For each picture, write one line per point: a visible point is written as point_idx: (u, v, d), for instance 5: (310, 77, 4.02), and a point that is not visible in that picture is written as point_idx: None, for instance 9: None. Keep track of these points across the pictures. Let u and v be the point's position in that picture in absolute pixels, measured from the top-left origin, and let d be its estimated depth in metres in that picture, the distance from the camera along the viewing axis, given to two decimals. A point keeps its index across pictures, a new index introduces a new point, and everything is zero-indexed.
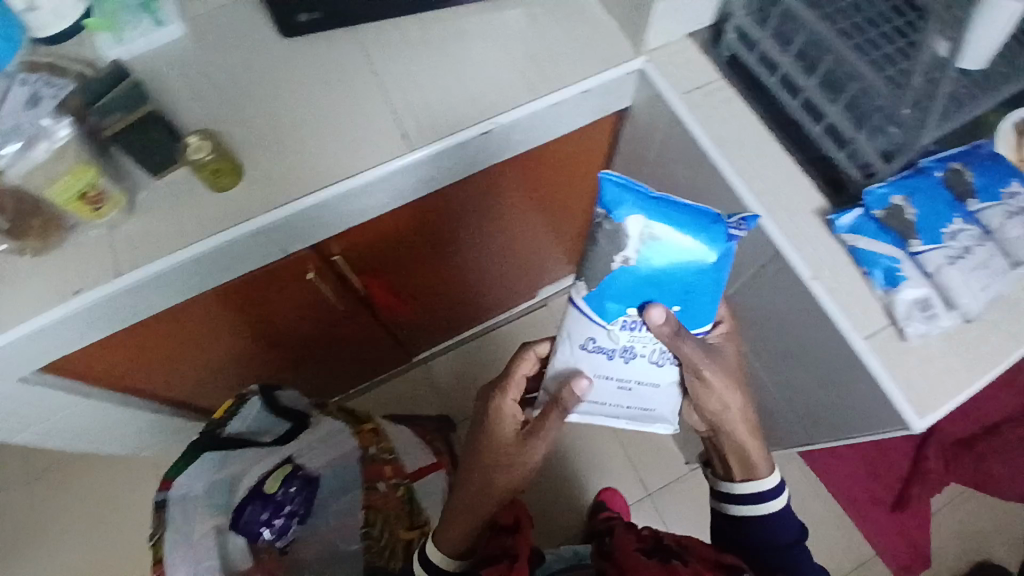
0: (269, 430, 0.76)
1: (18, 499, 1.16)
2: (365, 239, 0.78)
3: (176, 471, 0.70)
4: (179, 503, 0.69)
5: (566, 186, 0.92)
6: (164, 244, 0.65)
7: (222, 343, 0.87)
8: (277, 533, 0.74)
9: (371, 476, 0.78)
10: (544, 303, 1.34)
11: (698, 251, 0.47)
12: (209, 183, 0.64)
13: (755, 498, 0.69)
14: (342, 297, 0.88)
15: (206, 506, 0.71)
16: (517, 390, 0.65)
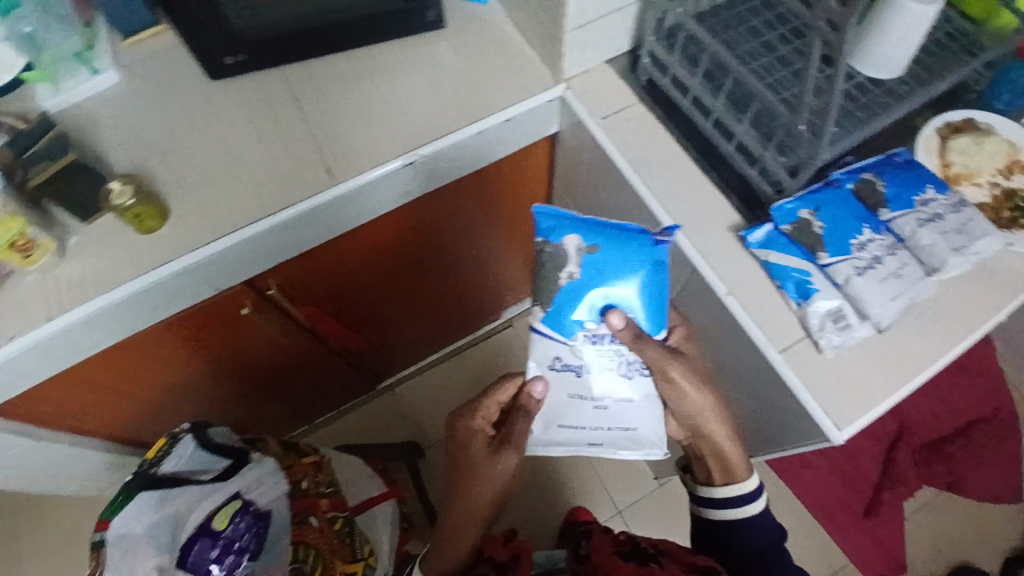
0: (208, 469, 0.72)
1: None
2: (302, 272, 0.79)
3: (112, 512, 0.68)
4: (116, 545, 0.67)
5: (508, 209, 0.93)
6: (96, 284, 0.66)
7: (172, 381, 0.87)
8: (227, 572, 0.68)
9: (301, 511, 0.73)
10: (510, 323, 1.35)
11: (631, 259, 0.54)
12: (135, 226, 0.66)
13: (733, 501, 0.66)
14: (289, 330, 0.89)
15: (149, 546, 0.67)
16: (487, 412, 0.66)
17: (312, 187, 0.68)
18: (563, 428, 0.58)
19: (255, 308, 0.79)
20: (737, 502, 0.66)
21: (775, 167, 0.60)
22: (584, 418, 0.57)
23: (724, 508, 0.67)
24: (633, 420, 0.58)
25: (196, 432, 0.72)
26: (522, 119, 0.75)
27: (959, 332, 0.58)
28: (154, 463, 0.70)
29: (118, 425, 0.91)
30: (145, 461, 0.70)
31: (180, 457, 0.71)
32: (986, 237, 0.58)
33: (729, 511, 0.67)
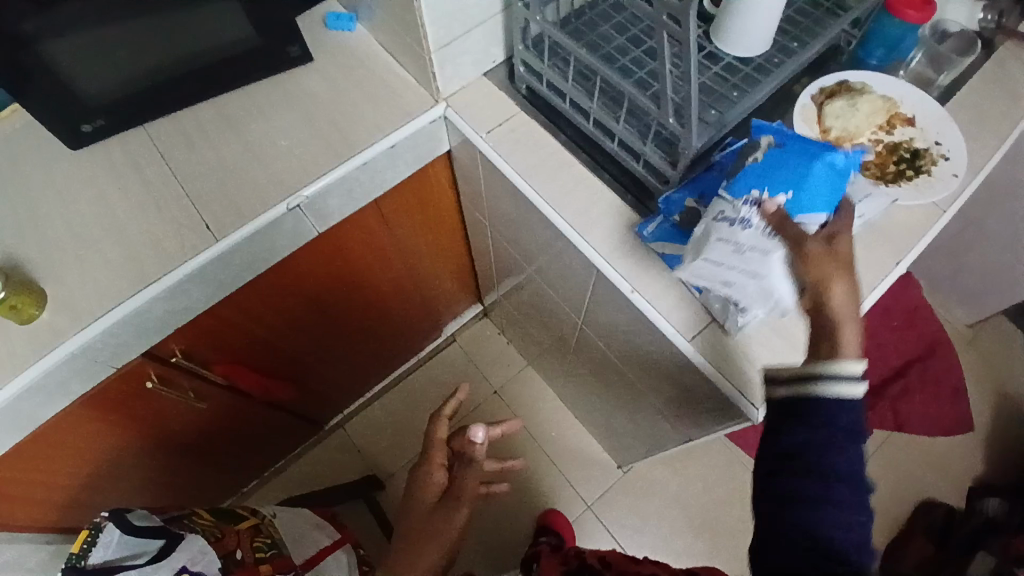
0: (140, 550, 0.65)
1: None
2: (204, 333, 0.77)
3: None
4: None
5: (419, 232, 0.93)
6: None
7: (97, 465, 0.84)
8: None
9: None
10: (453, 338, 1.34)
11: (819, 149, 0.50)
12: (15, 318, 0.63)
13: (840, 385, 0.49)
14: (208, 390, 0.87)
15: None
16: (441, 453, 0.73)
17: (194, 246, 0.67)
18: (704, 262, 0.53)
19: (163, 375, 0.77)
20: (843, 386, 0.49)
21: (656, 161, 0.61)
22: (722, 258, 0.52)
23: (822, 388, 0.49)
24: (773, 274, 0.51)
25: (118, 516, 0.65)
26: (406, 144, 0.74)
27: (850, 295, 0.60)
28: (80, 558, 0.62)
29: (53, 518, 0.87)
30: (68, 557, 0.62)
31: (108, 545, 0.64)
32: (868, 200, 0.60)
33: (833, 390, 0.49)
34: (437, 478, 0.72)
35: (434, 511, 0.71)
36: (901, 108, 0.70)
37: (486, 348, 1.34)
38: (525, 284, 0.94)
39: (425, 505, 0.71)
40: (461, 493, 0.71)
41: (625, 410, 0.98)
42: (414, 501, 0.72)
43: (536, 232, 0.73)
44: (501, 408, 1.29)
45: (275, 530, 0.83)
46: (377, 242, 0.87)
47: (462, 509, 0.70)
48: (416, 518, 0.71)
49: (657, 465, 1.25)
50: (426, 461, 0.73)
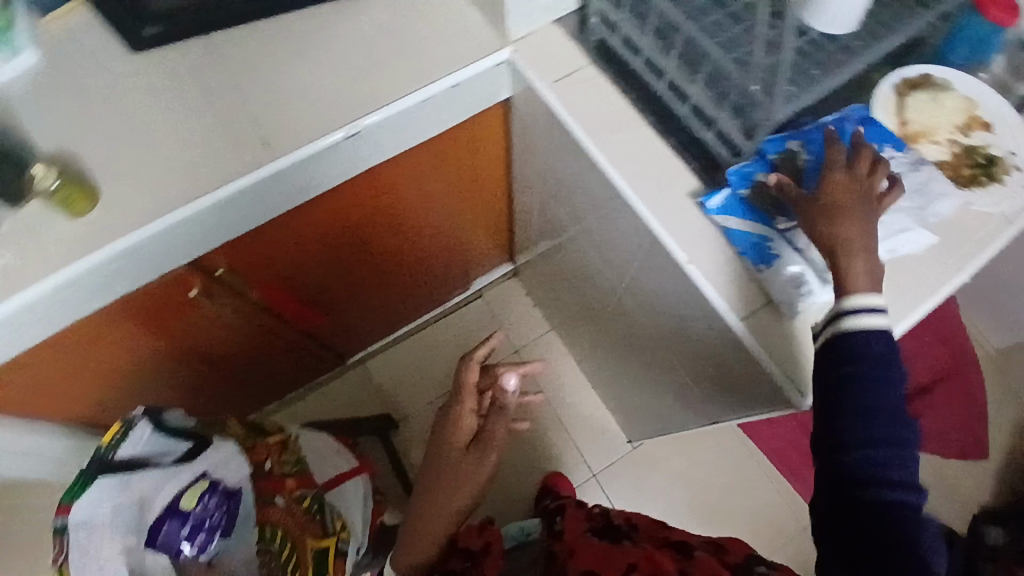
0: (166, 450, 0.71)
1: None
2: (249, 250, 0.78)
3: (72, 496, 0.65)
4: (80, 529, 0.65)
5: (466, 179, 0.92)
6: (30, 270, 0.64)
7: (125, 367, 0.86)
8: (198, 548, 0.73)
9: (267, 492, 0.79)
10: (480, 295, 1.35)
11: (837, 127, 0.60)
12: (64, 211, 0.65)
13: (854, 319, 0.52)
14: (244, 309, 0.89)
15: (113, 529, 0.67)
16: (472, 399, 0.72)
17: (248, 162, 0.67)
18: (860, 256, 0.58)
19: (202, 291, 0.79)
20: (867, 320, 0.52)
21: (730, 128, 0.61)
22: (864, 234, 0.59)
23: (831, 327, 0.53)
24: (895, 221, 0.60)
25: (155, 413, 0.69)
26: (464, 89, 0.73)
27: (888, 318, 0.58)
28: (109, 451, 0.67)
29: (80, 414, 0.90)
30: (99, 447, 0.67)
31: (136, 442, 0.68)
32: (907, 233, 0.59)
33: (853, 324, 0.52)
34: (467, 423, 0.72)
35: (465, 456, 0.72)
36: (982, 112, 0.67)
37: (511, 308, 1.34)
38: (566, 247, 0.93)
39: (453, 451, 0.72)
40: (491, 440, 0.72)
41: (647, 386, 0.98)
42: (444, 444, 0.73)
43: (589, 194, 0.72)
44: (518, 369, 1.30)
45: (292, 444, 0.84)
46: (426, 184, 0.86)
47: (491, 456, 0.72)
48: (445, 462, 0.72)
49: (667, 445, 1.26)
50: (458, 405, 0.72)
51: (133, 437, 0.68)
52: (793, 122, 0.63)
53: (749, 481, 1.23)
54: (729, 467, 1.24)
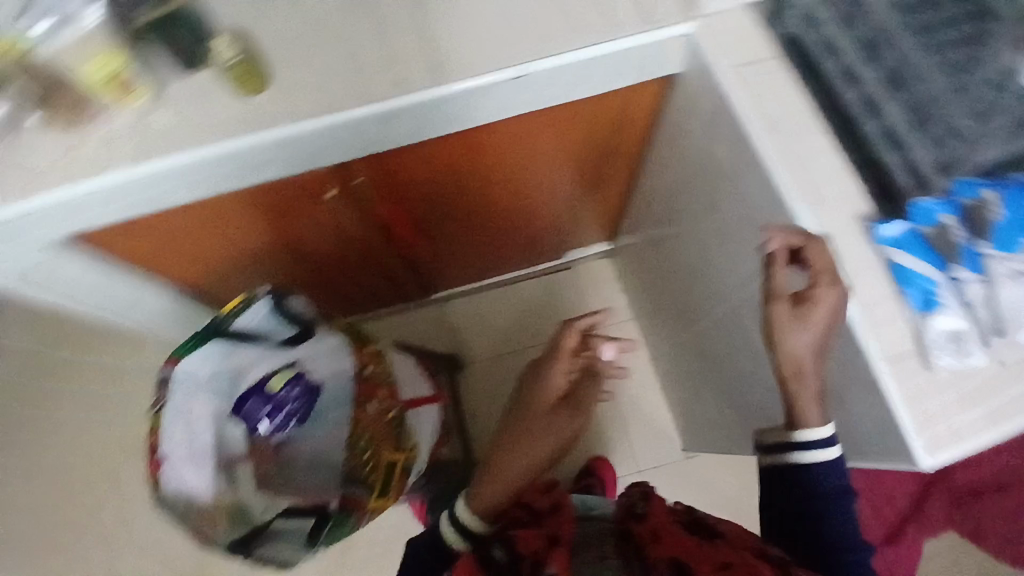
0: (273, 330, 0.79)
1: None
2: (387, 167, 0.80)
3: (183, 351, 0.74)
4: (182, 381, 0.75)
5: (603, 148, 0.90)
6: (190, 135, 0.67)
7: (244, 247, 0.90)
8: (274, 427, 0.81)
9: (365, 395, 0.82)
10: (569, 266, 1.34)
11: None
12: (235, 86, 0.67)
13: (805, 442, 0.63)
14: (362, 220, 0.91)
15: (207, 391, 0.78)
16: (567, 362, 0.75)
17: (409, 80, 0.67)
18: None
19: (330, 195, 0.82)
20: (817, 445, 0.63)
21: (924, 160, 0.61)
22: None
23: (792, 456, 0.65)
24: None
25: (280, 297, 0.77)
26: (636, 57, 0.70)
27: (992, 411, 0.55)
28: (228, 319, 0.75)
29: (187, 279, 0.96)
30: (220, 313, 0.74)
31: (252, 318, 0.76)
32: None
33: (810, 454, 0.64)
34: (559, 383, 0.75)
35: (553, 412, 0.75)
36: None
37: (598, 289, 1.34)
38: (684, 242, 0.92)
39: (540, 406, 0.75)
40: (584, 402, 0.77)
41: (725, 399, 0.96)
42: (533, 398, 0.76)
43: (737, 195, 0.70)
44: None
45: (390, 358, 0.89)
46: (565, 144, 0.86)
47: (581, 417, 0.76)
48: (533, 415, 0.75)
49: (717, 463, 1.24)
50: (551, 364, 0.75)
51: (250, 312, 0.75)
52: (990, 169, 0.61)
53: None
54: None
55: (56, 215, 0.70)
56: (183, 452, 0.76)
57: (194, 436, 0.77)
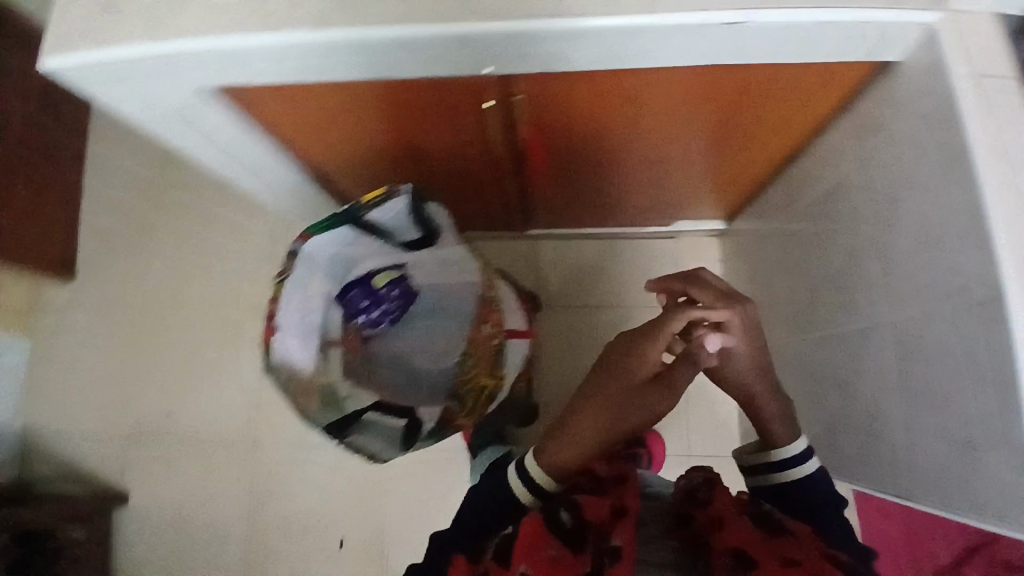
0: (401, 229, 0.81)
1: (142, 206, 1.31)
2: (555, 94, 0.75)
3: (316, 230, 0.74)
4: (306, 258, 0.75)
5: (768, 124, 0.85)
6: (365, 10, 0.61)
7: (383, 137, 0.88)
8: (369, 322, 0.88)
9: (479, 316, 0.90)
10: (674, 236, 1.30)
11: None
12: None
13: (783, 458, 0.75)
14: (504, 138, 0.87)
15: (324, 274, 0.79)
16: (665, 342, 0.69)
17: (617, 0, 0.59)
18: None
19: (481, 103, 0.77)
20: (795, 462, 0.75)
21: None
22: None
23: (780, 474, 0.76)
24: None
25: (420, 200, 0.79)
26: (866, 34, 0.62)
27: None
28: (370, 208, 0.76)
29: (308, 151, 0.94)
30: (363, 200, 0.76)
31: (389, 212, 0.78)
32: None
33: (791, 472, 0.75)
34: (652, 360, 0.69)
35: (642, 390, 0.69)
36: None
37: (697, 267, 1.29)
38: (824, 243, 0.87)
39: (626, 381, 0.69)
40: (676, 389, 0.69)
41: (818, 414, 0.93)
42: (619, 371, 0.70)
43: (926, 214, 0.64)
44: None
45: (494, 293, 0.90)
46: (736, 109, 0.80)
47: (671, 403, 0.69)
48: (616, 389, 0.69)
49: None
50: (646, 341, 0.69)
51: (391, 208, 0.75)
52: None
53: None
54: None
55: (212, 56, 0.65)
56: (296, 323, 0.78)
57: (306, 313, 0.79)
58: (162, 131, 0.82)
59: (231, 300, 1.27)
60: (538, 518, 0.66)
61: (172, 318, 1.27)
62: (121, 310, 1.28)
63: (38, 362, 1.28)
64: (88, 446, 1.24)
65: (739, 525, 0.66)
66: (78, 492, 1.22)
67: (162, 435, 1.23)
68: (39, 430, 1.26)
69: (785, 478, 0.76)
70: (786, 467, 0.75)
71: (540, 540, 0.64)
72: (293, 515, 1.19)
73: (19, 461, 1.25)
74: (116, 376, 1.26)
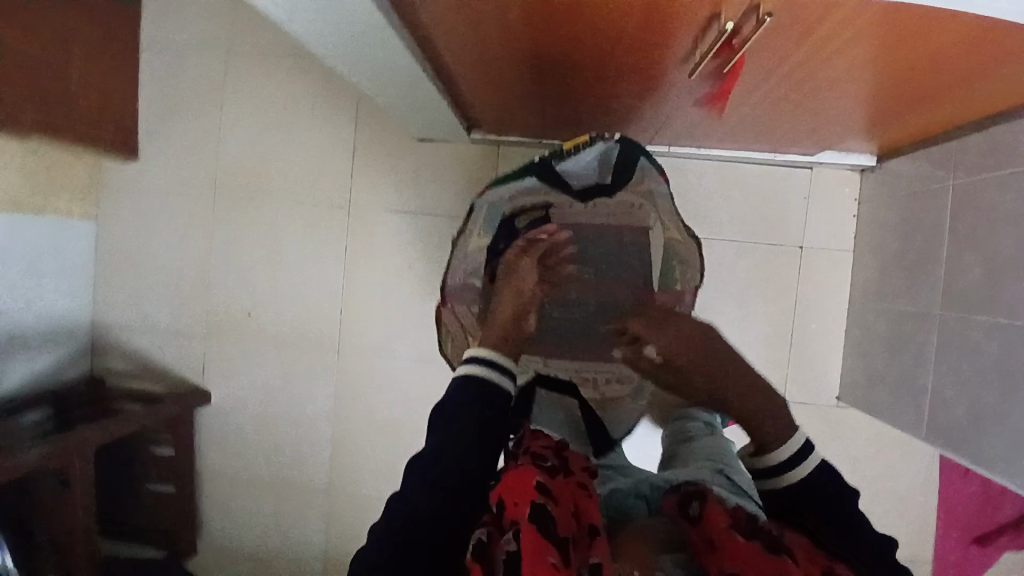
0: (587, 178, 0.79)
1: (211, 73, 1.17)
2: (807, 11, 0.59)
3: (496, 184, 0.82)
4: (487, 204, 0.82)
5: (1009, 69, 0.69)
6: None
7: (549, 36, 0.72)
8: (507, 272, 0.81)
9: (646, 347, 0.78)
10: (810, 166, 1.16)
11: None
12: None
13: (774, 463, 0.58)
14: (700, 57, 0.71)
15: (485, 226, 0.83)
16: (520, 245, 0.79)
17: None
18: None
19: (712, 9, 0.60)
20: (790, 461, 0.57)
21: None
22: None
23: (774, 479, 0.58)
24: None
25: (622, 146, 0.77)
26: None
27: None
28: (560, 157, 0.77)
29: (445, 40, 0.77)
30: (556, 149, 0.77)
31: (579, 160, 0.77)
32: None
33: (784, 476, 0.57)
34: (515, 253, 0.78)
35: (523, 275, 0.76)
36: None
37: (825, 204, 1.17)
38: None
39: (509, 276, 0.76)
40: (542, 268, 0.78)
41: (965, 401, 0.86)
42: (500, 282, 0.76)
43: None
44: (784, 267, 1.18)
45: (676, 238, 0.82)
46: (982, 51, 0.65)
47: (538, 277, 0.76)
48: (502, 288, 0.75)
49: (862, 420, 1.18)
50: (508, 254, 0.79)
51: (582, 155, 0.77)
52: None
53: (906, 497, 1.19)
54: (901, 475, 1.18)
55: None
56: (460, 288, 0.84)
57: (469, 267, 0.82)
58: (279, 15, 0.68)
59: (307, 192, 1.17)
60: (524, 521, 0.48)
61: (245, 207, 1.18)
62: (192, 195, 1.18)
63: (105, 244, 1.20)
64: (164, 337, 1.20)
65: (736, 543, 0.47)
66: (156, 381, 1.20)
67: (239, 332, 1.18)
68: (111, 316, 1.21)
69: (787, 483, 0.57)
70: (784, 471, 0.57)
71: (540, 552, 0.46)
72: (375, 424, 1.17)
73: (94, 346, 1.21)
74: (188, 266, 1.19)
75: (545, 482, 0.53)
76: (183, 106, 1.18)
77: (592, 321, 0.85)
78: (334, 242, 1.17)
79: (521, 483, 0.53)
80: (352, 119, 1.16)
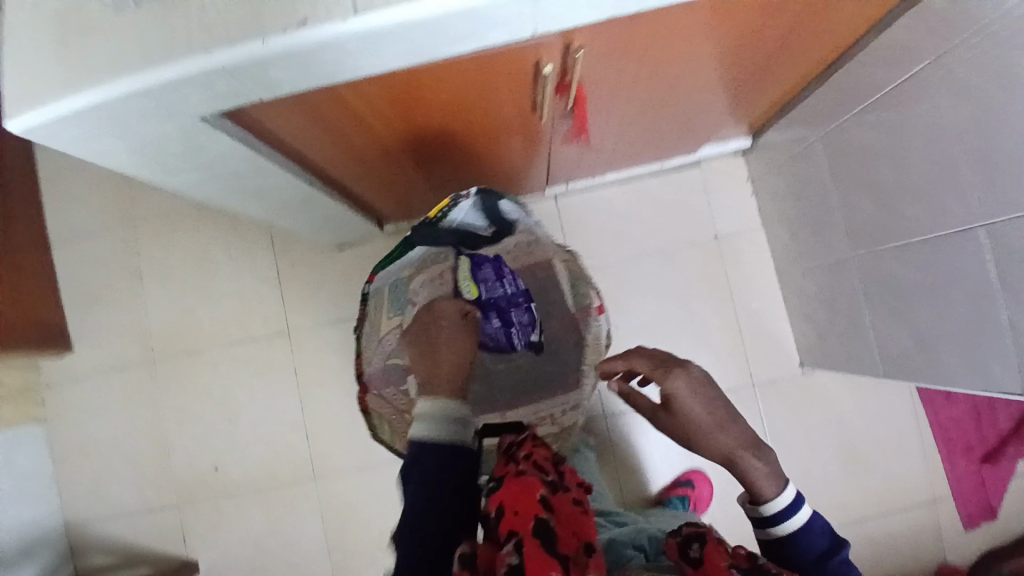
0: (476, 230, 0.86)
1: (125, 250, 1.21)
2: (612, 41, 0.66)
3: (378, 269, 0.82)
4: (378, 291, 0.84)
5: (807, 35, 0.78)
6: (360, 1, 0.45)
7: (408, 123, 0.79)
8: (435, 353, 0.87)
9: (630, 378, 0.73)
10: (698, 163, 1.24)
11: None
12: None
13: (772, 512, 0.65)
14: (547, 102, 0.79)
15: (389, 304, 0.86)
16: (439, 317, 0.77)
17: None
18: None
19: (535, 58, 0.66)
20: (785, 515, 0.64)
21: None
22: None
23: (775, 526, 0.65)
24: None
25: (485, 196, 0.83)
26: None
27: None
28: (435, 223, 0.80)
29: (319, 154, 0.82)
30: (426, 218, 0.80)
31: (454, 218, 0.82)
32: None
33: (783, 524, 0.64)
34: (436, 325, 0.76)
35: (449, 338, 0.75)
36: None
37: (724, 192, 1.24)
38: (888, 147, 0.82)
39: (438, 344, 0.74)
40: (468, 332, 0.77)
41: (906, 328, 0.89)
42: (427, 355, 0.73)
43: None
44: (709, 260, 1.23)
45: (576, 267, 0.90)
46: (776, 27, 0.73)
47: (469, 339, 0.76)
48: (433, 365, 0.72)
49: (834, 377, 1.20)
50: (425, 333, 0.76)
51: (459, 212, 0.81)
52: None
53: (902, 438, 1.19)
54: (889, 419, 1.19)
55: (234, 74, 0.55)
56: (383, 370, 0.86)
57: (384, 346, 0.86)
58: (158, 175, 0.72)
59: (245, 330, 1.19)
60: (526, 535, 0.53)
61: (189, 365, 1.18)
62: (134, 368, 1.19)
63: (59, 443, 1.18)
64: (139, 518, 1.17)
65: None
66: (144, 564, 1.16)
67: (213, 489, 1.16)
68: (82, 515, 1.17)
69: (781, 533, 0.64)
70: (780, 519, 0.64)
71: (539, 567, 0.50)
72: (374, 537, 1.14)
73: (72, 551, 1.17)
74: (146, 441, 1.17)
75: (545, 499, 0.58)
76: (106, 289, 1.20)
77: (537, 364, 0.92)
78: (283, 370, 1.18)
79: (523, 497, 0.58)
80: (268, 250, 1.20)
